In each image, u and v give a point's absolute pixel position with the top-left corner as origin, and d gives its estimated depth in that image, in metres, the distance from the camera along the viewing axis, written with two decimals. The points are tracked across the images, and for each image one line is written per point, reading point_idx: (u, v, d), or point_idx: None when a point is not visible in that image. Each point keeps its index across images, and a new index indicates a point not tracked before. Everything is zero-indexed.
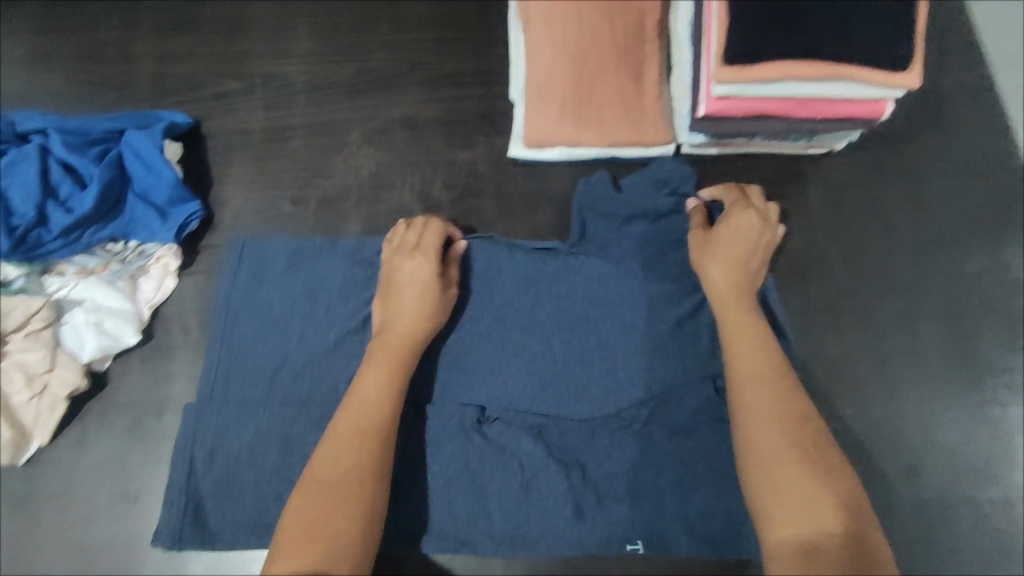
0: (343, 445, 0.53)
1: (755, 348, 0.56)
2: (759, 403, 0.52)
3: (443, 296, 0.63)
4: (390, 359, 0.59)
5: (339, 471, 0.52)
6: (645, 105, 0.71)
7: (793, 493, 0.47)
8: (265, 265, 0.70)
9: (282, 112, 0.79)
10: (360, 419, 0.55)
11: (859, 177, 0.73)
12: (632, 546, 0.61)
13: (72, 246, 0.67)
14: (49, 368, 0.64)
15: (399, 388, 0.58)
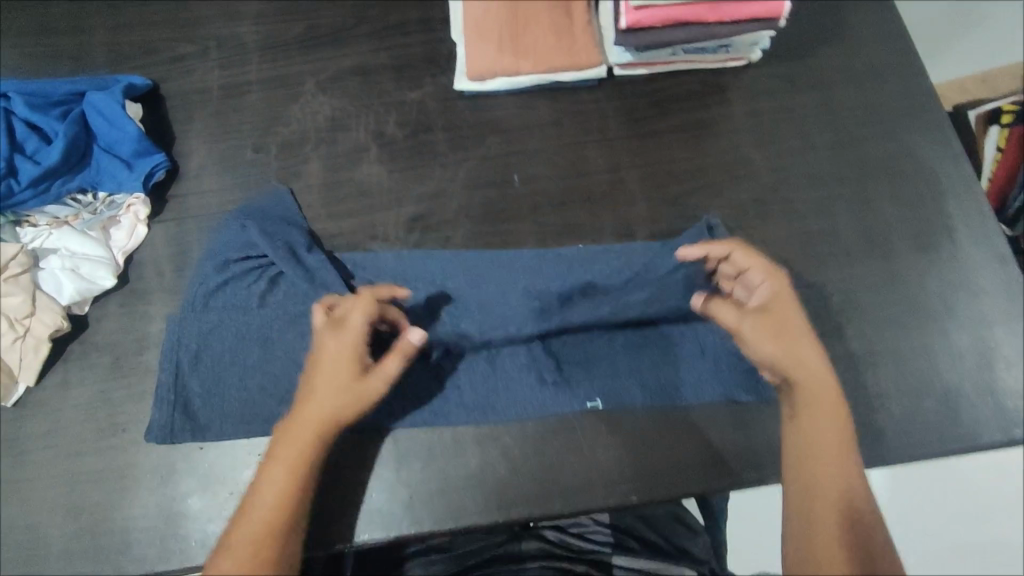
0: (251, 531, 0.54)
1: (820, 377, 0.58)
2: (823, 432, 0.56)
3: (372, 383, 0.59)
4: (301, 444, 0.57)
5: (246, 553, 0.53)
6: (575, 32, 0.78)
7: (843, 533, 0.53)
8: (257, 209, 0.74)
9: (237, 70, 0.83)
10: (269, 509, 0.55)
11: (777, 85, 0.79)
12: (591, 404, 0.67)
13: (42, 197, 0.70)
14: (30, 312, 0.67)
15: (311, 472, 0.57)
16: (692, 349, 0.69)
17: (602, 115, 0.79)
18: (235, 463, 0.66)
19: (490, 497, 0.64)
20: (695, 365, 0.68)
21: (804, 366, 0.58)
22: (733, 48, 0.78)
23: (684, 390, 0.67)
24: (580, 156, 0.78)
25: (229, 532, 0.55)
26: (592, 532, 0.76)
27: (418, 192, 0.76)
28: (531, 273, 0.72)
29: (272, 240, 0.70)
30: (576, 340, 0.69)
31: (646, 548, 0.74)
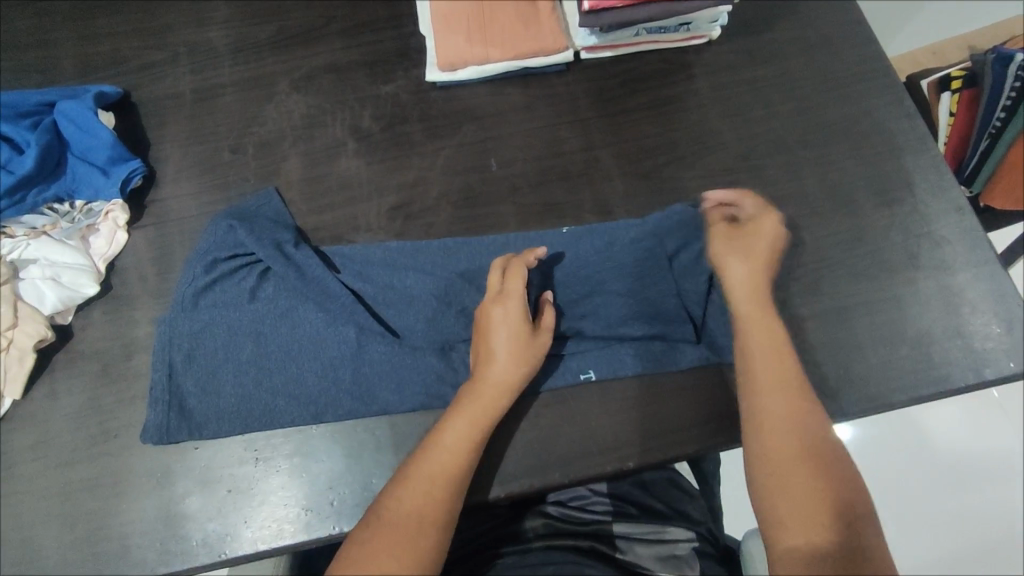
0: (417, 492, 0.55)
1: (765, 323, 0.64)
2: (768, 370, 0.61)
3: (531, 347, 0.63)
4: (473, 412, 0.60)
5: (410, 514, 0.54)
6: (541, 19, 0.81)
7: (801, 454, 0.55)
8: (246, 208, 0.75)
9: (208, 74, 0.83)
10: (434, 471, 0.57)
11: (738, 60, 0.83)
12: (585, 376, 0.68)
13: (19, 207, 0.70)
14: (12, 323, 0.66)
15: (479, 441, 0.60)
16: (678, 317, 0.70)
17: (572, 99, 0.81)
18: (232, 461, 0.66)
19: (489, 473, 0.65)
20: (682, 331, 0.70)
21: (750, 315, 0.65)
22: (693, 25, 0.80)
23: (672, 356, 0.69)
24: (553, 138, 0.80)
25: (390, 498, 0.56)
26: (591, 504, 0.77)
27: (397, 181, 0.77)
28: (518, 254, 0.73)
29: (259, 235, 0.70)
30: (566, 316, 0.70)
31: (643, 513, 0.76)
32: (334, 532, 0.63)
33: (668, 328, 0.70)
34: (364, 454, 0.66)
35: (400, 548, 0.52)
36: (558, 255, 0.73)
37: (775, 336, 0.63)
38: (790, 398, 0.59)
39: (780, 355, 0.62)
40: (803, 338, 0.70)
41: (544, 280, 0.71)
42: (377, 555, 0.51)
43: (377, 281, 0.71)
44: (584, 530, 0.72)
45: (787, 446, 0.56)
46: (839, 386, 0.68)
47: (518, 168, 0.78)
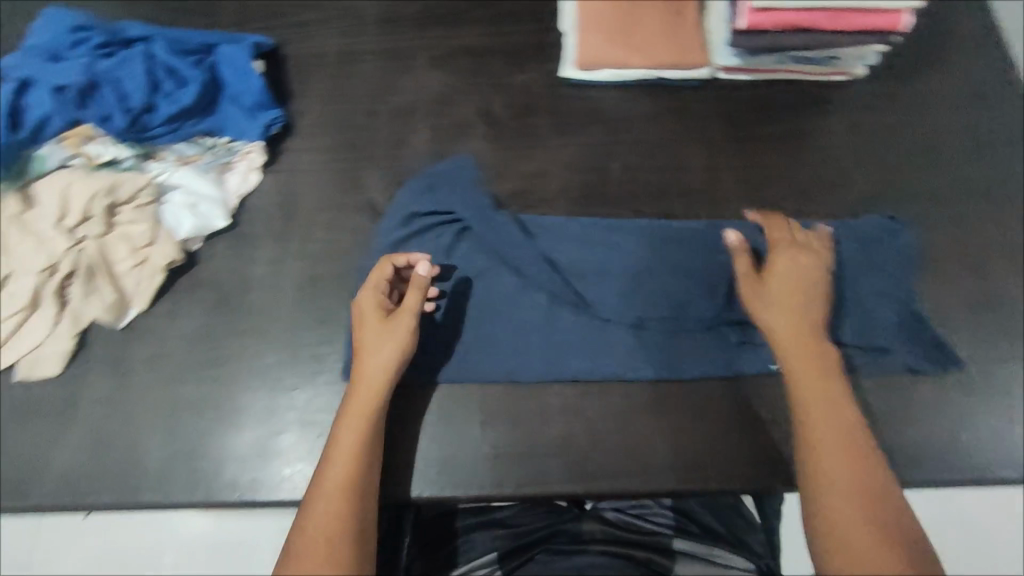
0: (343, 465, 0.58)
1: (822, 365, 0.60)
2: (825, 413, 0.57)
3: (387, 334, 0.63)
4: (360, 390, 0.62)
5: (322, 532, 0.54)
6: (685, 33, 0.81)
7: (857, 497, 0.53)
8: (408, 172, 0.79)
9: (354, 39, 0.86)
10: (339, 481, 0.57)
11: (879, 103, 0.81)
12: (775, 365, 0.69)
13: (174, 134, 0.75)
14: (151, 241, 0.71)
15: (371, 439, 0.60)
16: (872, 322, 0.69)
17: (702, 116, 0.81)
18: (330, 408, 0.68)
19: (571, 467, 0.66)
20: (876, 336, 0.69)
21: (800, 354, 0.61)
22: (839, 61, 0.79)
23: (862, 360, 0.68)
24: (678, 152, 0.80)
25: (300, 526, 0.55)
26: (654, 515, 0.78)
27: (520, 169, 0.79)
28: (696, 247, 0.73)
29: (462, 199, 0.75)
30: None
31: (704, 531, 0.76)
32: (415, 495, 0.65)
33: (864, 332, 0.69)
34: (453, 424, 0.67)
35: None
36: (749, 249, 0.74)
37: (825, 380, 0.59)
38: (847, 459, 0.55)
39: (837, 399, 0.58)
40: (909, 394, 0.68)
41: (732, 273, 0.72)
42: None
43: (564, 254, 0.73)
44: (645, 539, 0.72)
45: (854, 513, 0.52)
46: (942, 450, 0.65)
47: (639, 176, 0.79)
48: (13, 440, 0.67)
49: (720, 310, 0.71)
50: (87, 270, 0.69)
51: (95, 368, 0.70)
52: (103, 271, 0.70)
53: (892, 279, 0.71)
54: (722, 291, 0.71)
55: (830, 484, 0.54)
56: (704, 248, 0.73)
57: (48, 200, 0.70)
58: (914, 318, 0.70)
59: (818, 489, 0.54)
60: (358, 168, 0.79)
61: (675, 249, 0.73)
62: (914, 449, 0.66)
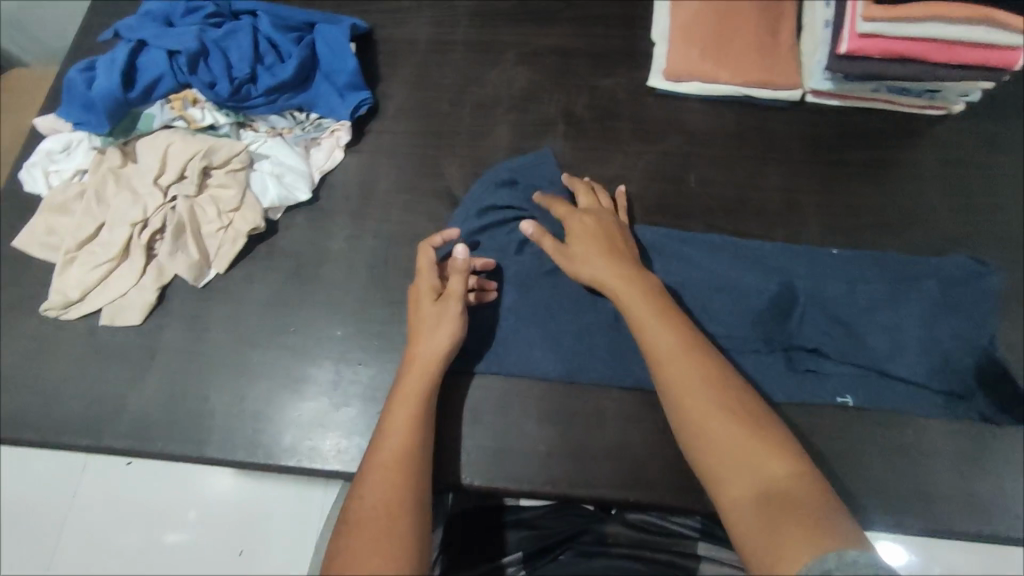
0: (395, 441, 0.58)
1: (639, 287, 0.62)
2: (662, 329, 0.58)
3: (439, 320, 0.64)
4: (412, 370, 0.63)
5: (380, 502, 0.54)
6: (779, 53, 0.80)
7: (728, 419, 0.53)
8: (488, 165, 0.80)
9: (445, 29, 0.88)
10: (392, 455, 0.57)
11: (971, 142, 0.79)
12: (842, 400, 0.67)
13: (271, 106, 0.77)
14: (237, 207, 0.73)
15: (425, 413, 0.61)
16: (947, 366, 0.67)
17: (788, 137, 0.80)
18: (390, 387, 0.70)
19: (625, 474, 0.65)
20: (949, 381, 0.66)
21: (619, 285, 0.62)
22: (938, 95, 0.77)
23: (932, 404, 0.67)
24: (759, 171, 0.79)
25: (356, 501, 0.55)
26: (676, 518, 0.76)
27: (598, 173, 0.79)
28: (773, 269, 0.72)
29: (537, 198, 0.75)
30: (827, 334, 0.68)
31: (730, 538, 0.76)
32: (467, 483, 0.65)
33: (938, 375, 0.66)
34: (510, 417, 0.68)
35: (380, 544, 0.51)
36: (825, 275, 0.71)
37: (659, 301, 0.61)
38: (709, 386, 0.55)
39: (667, 314, 0.60)
40: (977, 441, 0.66)
41: (808, 299, 0.70)
42: (357, 553, 0.50)
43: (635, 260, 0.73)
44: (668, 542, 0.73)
45: (732, 435, 0.52)
46: (1007, 505, 0.64)
47: (718, 190, 0.78)
48: (91, 382, 0.71)
49: (789, 335, 0.68)
50: (176, 228, 0.72)
51: (173, 322, 0.73)
52: (190, 231, 0.72)
53: (979, 322, 0.68)
54: (794, 317, 0.69)
55: (689, 407, 0.54)
56: (783, 270, 0.72)
57: (148, 157, 0.73)
58: (993, 366, 0.67)
59: (678, 398, 0.55)
60: (439, 156, 0.81)
61: (752, 269, 0.72)
62: (979, 500, 0.64)
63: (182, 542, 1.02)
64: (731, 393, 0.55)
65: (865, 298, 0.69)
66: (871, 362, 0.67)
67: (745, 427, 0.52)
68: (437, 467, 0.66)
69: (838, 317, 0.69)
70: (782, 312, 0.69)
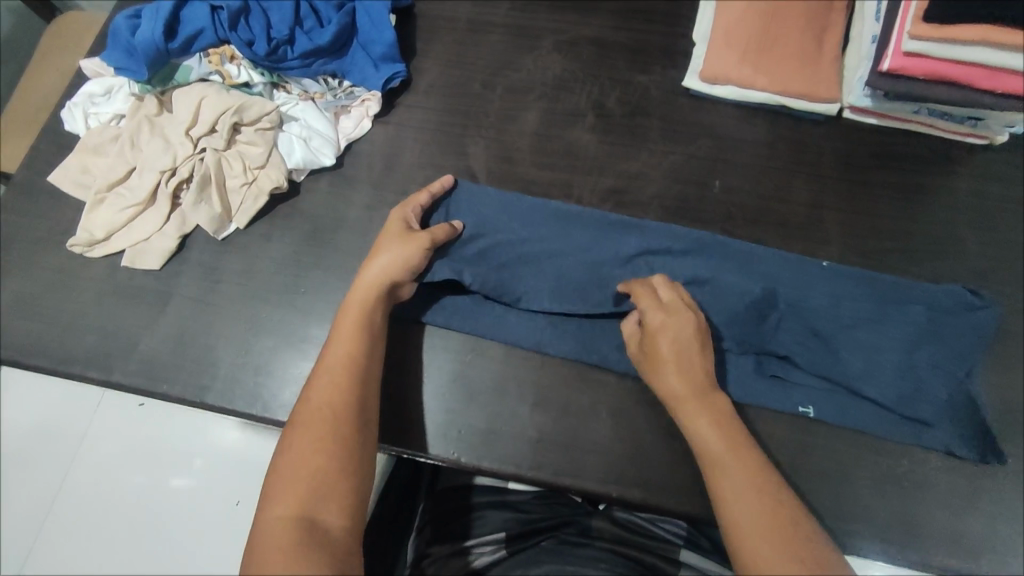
0: (342, 345, 0.61)
1: (715, 415, 0.58)
2: (729, 448, 0.56)
3: (397, 239, 0.66)
4: (365, 279, 0.64)
5: (325, 403, 0.57)
6: (820, 65, 0.78)
7: (767, 516, 0.51)
8: (512, 151, 0.80)
9: (486, 10, 0.88)
10: (339, 362, 0.60)
11: (1009, 176, 0.77)
12: (802, 410, 0.66)
13: (305, 70, 0.77)
14: (263, 164, 0.75)
15: (374, 320, 0.63)
16: (919, 395, 0.65)
17: (819, 152, 0.79)
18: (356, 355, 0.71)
19: (610, 469, 0.66)
20: (919, 409, 0.65)
21: (692, 413, 0.58)
22: (981, 123, 0.75)
23: (897, 429, 0.65)
24: (785, 182, 0.77)
25: (303, 405, 0.58)
26: (663, 522, 0.77)
27: (620, 168, 0.79)
28: (760, 276, 0.71)
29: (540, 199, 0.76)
30: (799, 343, 0.68)
31: (713, 549, 0.76)
32: (453, 458, 0.66)
33: (907, 402, 0.65)
34: (504, 400, 0.68)
35: (322, 441, 0.54)
36: (808, 288, 0.70)
37: (725, 414, 0.58)
38: (753, 482, 0.53)
39: (741, 450, 0.56)
40: (975, 479, 0.65)
41: (785, 304, 0.69)
42: (300, 451, 0.54)
43: (632, 247, 0.73)
44: (653, 545, 0.74)
45: (772, 535, 0.50)
46: (999, 547, 0.62)
47: (739, 198, 0.77)
48: (107, 320, 0.73)
49: (763, 339, 0.68)
50: (202, 179, 0.73)
51: (190, 271, 0.75)
52: (215, 184, 0.74)
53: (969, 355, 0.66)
54: (772, 322, 0.68)
55: (732, 502, 0.53)
56: (771, 279, 0.71)
57: (183, 108, 0.75)
58: (966, 401, 0.65)
59: (726, 501, 0.53)
60: (465, 136, 0.81)
61: (742, 277, 0.71)
62: (970, 540, 0.63)
63: (189, 488, 1.03)
64: (774, 488, 0.53)
65: (855, 314, 0.68)
66: (842, 378, 0.66)
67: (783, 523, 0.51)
68: (427, 440, 0.67)
69: (817, 330, 0.68)
70: (768, 319, 0.68)
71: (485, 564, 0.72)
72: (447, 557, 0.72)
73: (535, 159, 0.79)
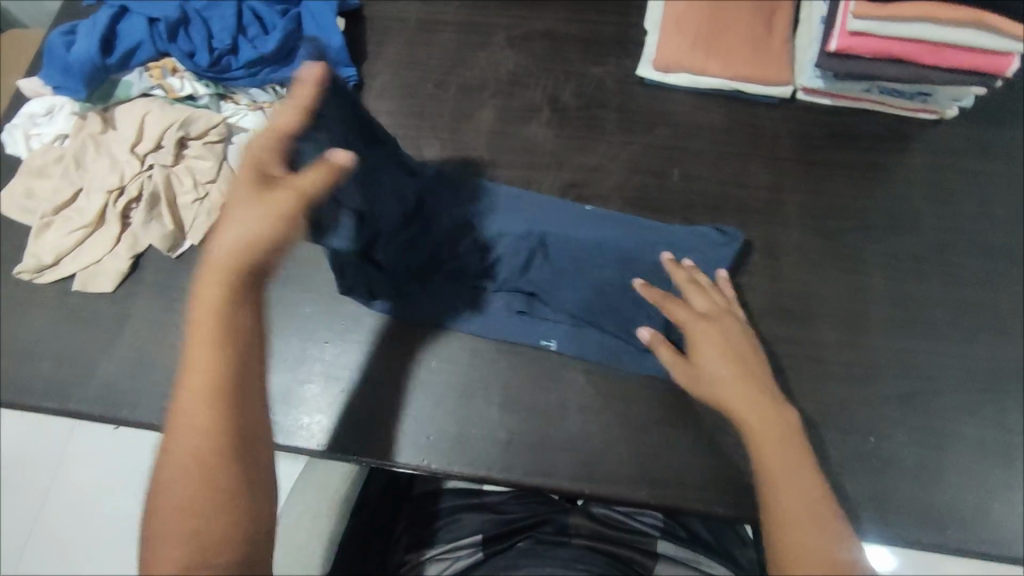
0: (204, 359, 0.47)
1: (773, 405, 0.57)
2: (776, 435, 0.54)
3: (254, 210, 0.48)
4: (217, 270, 0.47)
5: (189, 427, 0.46)
6: (772, 48, 0.78)
7: (805, 504, 0.50)
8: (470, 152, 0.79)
9: (436, 8, 0.86)
10: (206, 386, 0.46)
11: (963, 150, 0.77)
12: (544, 343, 0.69)
13: (251, 79, 0.75)
14: (214, 179, 0.73)
15: (227, 313, 0.47)
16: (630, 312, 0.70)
17: (775, 135, 0.79)
18: (297, 361, 0.70)
19: (583, 466, 0.66)
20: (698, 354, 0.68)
21: (739, 405, 0.56)
22: (932, 98, 0.76)
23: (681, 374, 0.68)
24: (742, 168, 0.77)
25: (170, 435, 0.47)
26: (642, 516, 0.77)
27: (578, 162, 0.78)
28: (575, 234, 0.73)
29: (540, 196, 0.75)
30: (563, 287, 0.71)
31: (693, 539, 0.76)
32: (424, 465, 0.66)
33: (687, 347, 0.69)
34: (472, 403, 0.68)
35: (194, 494, 0.45)
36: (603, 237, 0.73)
37: (782, 411, 0.57)
38: (793, 469, 0.52)
39: (789, 435, 0.55)
40: (941, 450, 0.65)
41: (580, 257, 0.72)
42: (172, 503, 0.45)
43: (445, 204, 0.74)
44: (630, 539, 0.74)
45: (802, 517, 0.49)
46: (967, 517, 0.63)
47: (697, 186, 0.77)
48: (63, 346, 0.71)
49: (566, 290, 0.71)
50: (150, 198, 0.71)
51: (145, 291, 0.73)
52: (165, 201, 0.72)
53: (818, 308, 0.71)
54: (534, 267, 0.72)
55: (774, 482, 0.52)
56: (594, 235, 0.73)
57: (127, 124, 0.73)
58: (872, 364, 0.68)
59: (767, 483, 0.52)
60: (420, 137, 0.80)
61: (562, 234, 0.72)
62: (939, 513, 0.63)
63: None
64: (814, 479, 0.52)
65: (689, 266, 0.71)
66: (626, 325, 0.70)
67: (816, 512, 0.50)
68: (397, 448, 0.66)
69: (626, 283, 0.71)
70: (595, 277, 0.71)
71: (461, 565, 0.71)
72: (426, 562, 0.72)
73: (492, 157, 0.79)
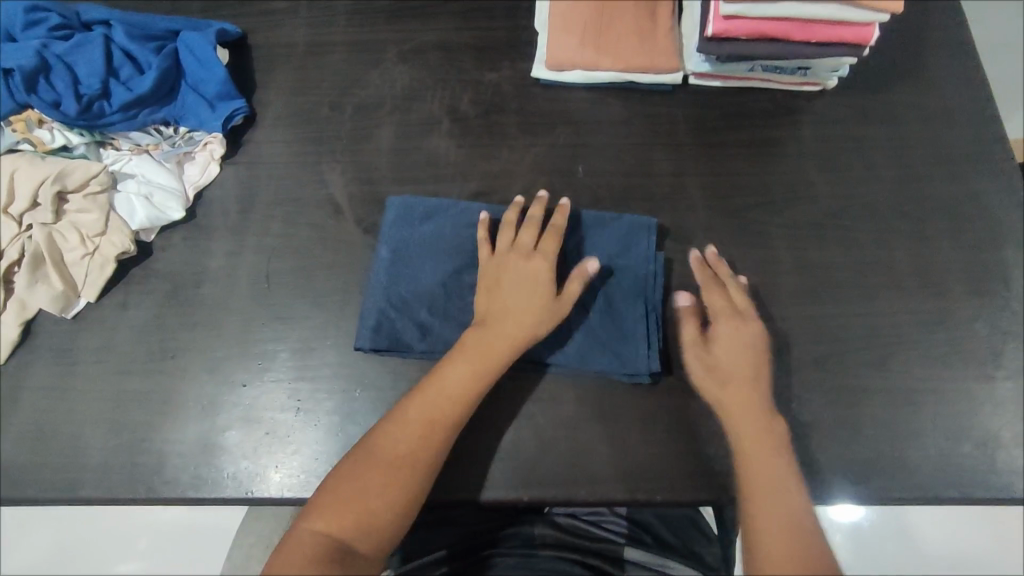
0: (427, 400, 0.61)
1: (766, 420, 0.62)
2: (762, 450, 0.61)
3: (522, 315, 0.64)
4: (473, 356, 0.63)
5: (419, 421, 0.60)
6: (658, 37, 0.80)
7: (782, 517, 0.58)
8: (373, 172, 0.77)
9: (323, 29, 0.84)
10: (420, 420, 0.60)
11: (848, 116, 0.80)
12: None
13: (129, 122, 0.72)
14: (102, 231, 0.69)
15: (472, 388, 0.62)
16: None
17: (673, 122, 0.80)
18: (214, 408, 0.67)
19: (517, 473, 0.66)
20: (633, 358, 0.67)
21: (740, 416, 0.63)
22: (811, 71, 0.78)
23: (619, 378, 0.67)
24: (644, 157, 0.79)
25: (387, 428, 0.61)
26: (607, 522, 0.78)
27: (483, 170, 0.78)
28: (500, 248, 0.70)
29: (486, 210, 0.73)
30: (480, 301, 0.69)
31: (658, 544, 0.76)
32: None
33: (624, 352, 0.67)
34: None
35: (363, 498, 0.57)
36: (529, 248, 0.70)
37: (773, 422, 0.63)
38: (777, 481, 0.60)
39: (774, 447, 0.61)
40: (858, 406, 0.68)
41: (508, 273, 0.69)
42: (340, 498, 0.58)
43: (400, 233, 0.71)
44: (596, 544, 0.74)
45: (779, 528, 0.58)
46: (887, 467, 0.66)
47: (602, 180, 0.78)
48: None
49: None
50: (34, 259, 0.67)
51: (43, 356, 0.69)
52: (50, 261, 0.68)
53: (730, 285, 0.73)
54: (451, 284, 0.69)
55: (760, 499, 0.59)
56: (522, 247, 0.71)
57: None
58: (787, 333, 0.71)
59: (750, 495, 0.60)
60: (321, 163, 0.78)
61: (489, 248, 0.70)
62: (863, 467, 0.66)
63: None
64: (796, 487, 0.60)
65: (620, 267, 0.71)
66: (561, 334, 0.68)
67: (794, 521, 0.58)
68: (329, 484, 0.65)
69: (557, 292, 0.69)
70: None
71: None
72: None
73: (397, 175, 0.78)
